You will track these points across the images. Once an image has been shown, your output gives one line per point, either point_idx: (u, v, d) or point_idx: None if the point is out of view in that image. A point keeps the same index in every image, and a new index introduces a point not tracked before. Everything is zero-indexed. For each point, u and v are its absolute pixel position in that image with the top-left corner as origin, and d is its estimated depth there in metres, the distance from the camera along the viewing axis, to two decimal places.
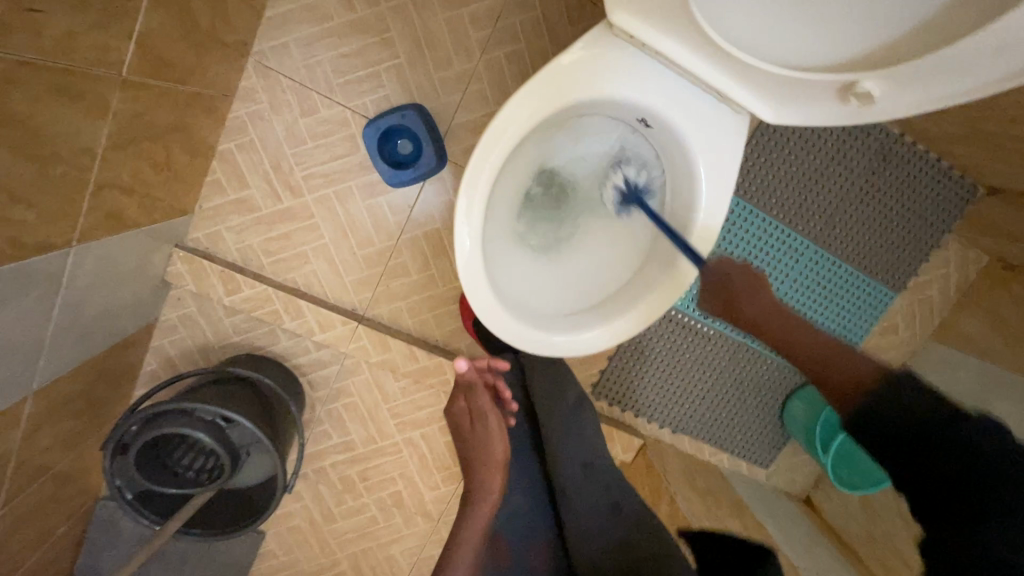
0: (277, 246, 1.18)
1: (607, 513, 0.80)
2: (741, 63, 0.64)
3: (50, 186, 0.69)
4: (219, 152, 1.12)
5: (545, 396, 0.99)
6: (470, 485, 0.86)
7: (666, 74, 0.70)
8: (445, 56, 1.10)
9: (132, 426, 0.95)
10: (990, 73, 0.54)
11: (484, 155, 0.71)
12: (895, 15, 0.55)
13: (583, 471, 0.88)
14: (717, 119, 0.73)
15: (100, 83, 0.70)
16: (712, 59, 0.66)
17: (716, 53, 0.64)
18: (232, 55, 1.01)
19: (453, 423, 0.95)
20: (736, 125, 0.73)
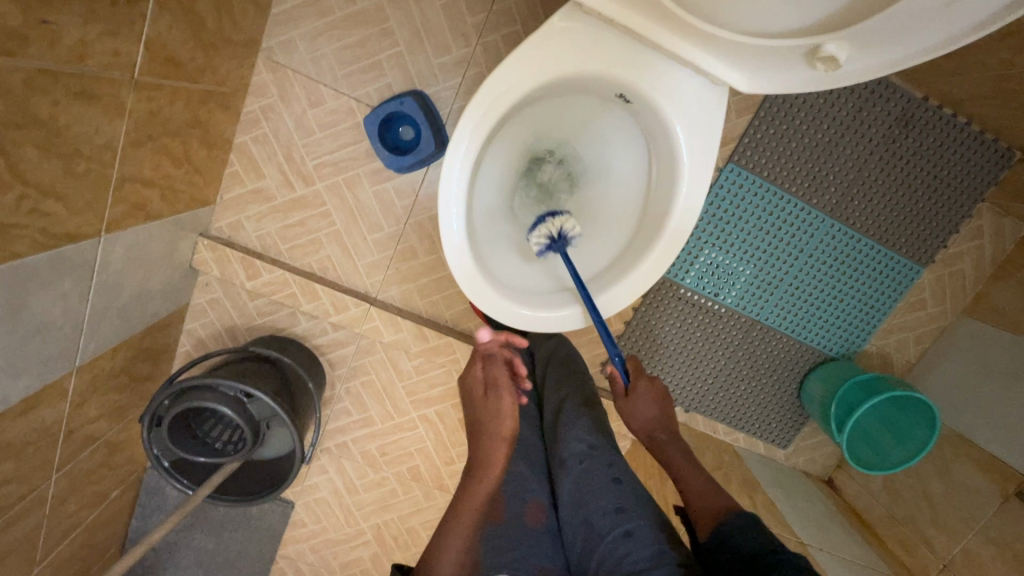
0: (293, 233, 1.25)
1: (608, 484, 0.84)
2: (703, 32, 0.64)
3: (76, 181, 0.76)
4: (236, 145, 1.18)
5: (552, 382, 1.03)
6: (474, 453, 0.84)
7: (637, 46, 0.70)
8: (443, 42, 1.12)
9: (163, 402, 1.05)
10: (947, 19, 0.54)
11: (468, 136, 0.74)
12: None
13: (588, 448, 0.90)
14: (693, 91, 0.72)
15: (116, 85, 0.77)
16: (680, 31, 0.66)
17: (683, 25, 0.64)
18: (242, 53, 1.07)
19: (465, 392, 0.91)
20: (710, 96, 0.73)
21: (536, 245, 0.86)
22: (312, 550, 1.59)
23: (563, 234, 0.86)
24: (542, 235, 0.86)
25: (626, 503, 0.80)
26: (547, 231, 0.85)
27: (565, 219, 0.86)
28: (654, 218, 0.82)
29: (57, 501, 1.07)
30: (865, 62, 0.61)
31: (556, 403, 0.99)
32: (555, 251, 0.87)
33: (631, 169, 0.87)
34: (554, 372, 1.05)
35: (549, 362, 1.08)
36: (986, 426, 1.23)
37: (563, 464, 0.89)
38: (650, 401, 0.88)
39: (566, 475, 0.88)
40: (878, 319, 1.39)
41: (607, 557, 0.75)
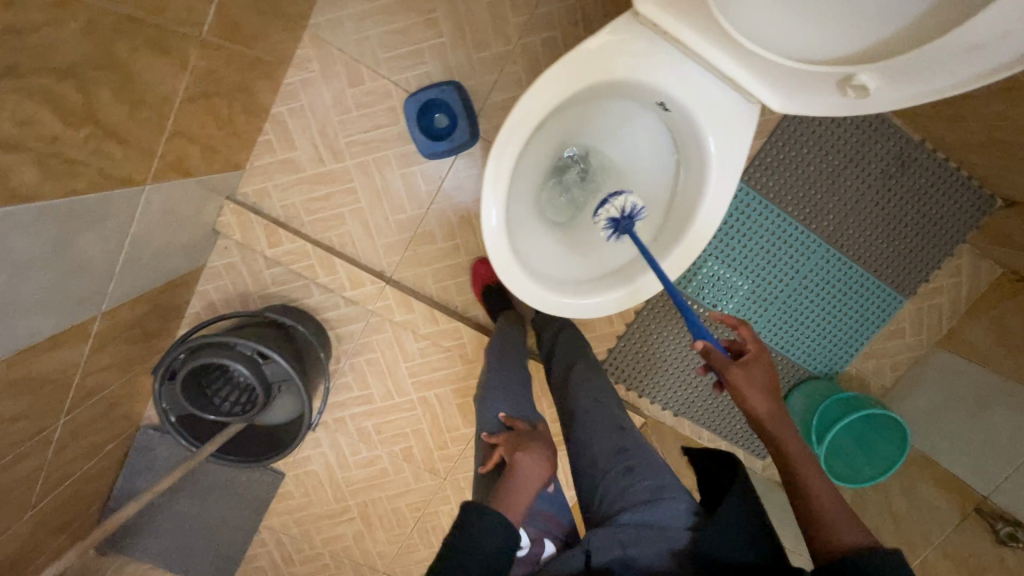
0: (318, 206, 1.27)
1: (612, 427, 0.95)
2: (746, 50, 0.70)
3: (136, 128, 0.79)
4: (272, 114, 1.20)
5: (560, 362, 1.09)
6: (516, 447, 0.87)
7: (684, 59, 0.76)
8: (485, 39, 1.17)
9: (179, 355, 1.07)
10: (965, 68, 0.63)
11: (517, 124, 0.79)
12: (890, 18, 0.63)
13: (594, 406, 0.98)
14: (728, 106, 0.79)
15: (185, 41, 0.80)
16: (727, 50, 0.72)
17: (731, 46, 0.71)
18: (291, 26, 1.10)
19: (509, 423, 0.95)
20: (741, 110, 0.79)
21: (604, 225, 0.92)
22: (296, 522, 1.61)
23: (622, 214, 0.91)
24: (604, 218, 0.92)
25: (629, 446, 0.91)
26: (608, 214, 0.92)
27: (626, 198, 0.92)
28: (678, 220, 0.88)
29: (59, 447, 1.07)
30: (888, 96, 0.69)
31: (566, 367, 1.08)
32: (622, 231, 0.92)
33: (659, 173, 0.93)
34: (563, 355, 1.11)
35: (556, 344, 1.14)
36: (952, 450, 1.32)
37: (572, 417, 0.98)
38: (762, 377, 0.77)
39: (572, 430, 0.97)
40: (860, 342, 1.48)
41: (613, 487, 0.86)
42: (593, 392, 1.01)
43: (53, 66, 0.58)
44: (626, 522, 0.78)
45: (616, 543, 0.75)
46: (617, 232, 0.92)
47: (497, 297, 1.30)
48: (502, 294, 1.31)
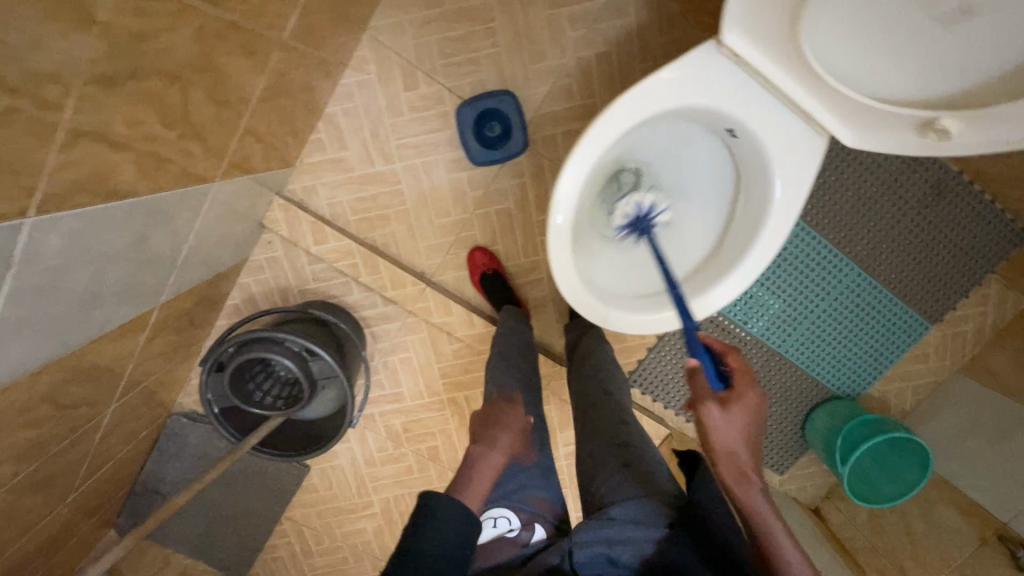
0: (364, 206, 1.29)
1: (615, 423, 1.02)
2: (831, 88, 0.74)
3: (218, 128, 0.80)
4: (326, 114, 1.22)
5: (582, 363, 1.17)
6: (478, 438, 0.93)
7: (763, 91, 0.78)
8: (541, 50, 1.19)
9: (228, 348, 1.09)
10: None
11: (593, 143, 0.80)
12: (974, 71, 0.70)
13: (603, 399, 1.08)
14: (801, 138, 0.81)
15: (269, 45, 0.82)
16: (810, 86, 0.75)
17: (815, 82, 0.75)
18: (353, 28, 1.11)
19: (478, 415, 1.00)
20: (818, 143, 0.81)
21: (622, 217, 0.95)
22: (318, 514, 1.63)
23: (640, 211, 0.95)
24: (623, 211, 0.95)
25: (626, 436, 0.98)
26: (626, 207, 0.94)
27: (645, 195, 0.95)
28: (736, 243, 0.91)
29: (106, 431, 1.09)
30: (969, 140, 0.72)
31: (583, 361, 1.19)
32: (636, 225, 0.96)
33: (715, 194, 0.95)
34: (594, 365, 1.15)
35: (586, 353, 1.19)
36: (971, 475, 1.35)
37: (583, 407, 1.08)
38: (744, 421, 0.75)
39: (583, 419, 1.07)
40: (884, 363, 1.50)
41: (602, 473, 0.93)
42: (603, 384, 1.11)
43: (166, 70, 0.60)
44: (615, 517, 0.79)
45: (600, 542, 0.77)
46: (631, 226, 0.96)
47: (494, 286, 1.30)
48: (499, 283, 1.31)
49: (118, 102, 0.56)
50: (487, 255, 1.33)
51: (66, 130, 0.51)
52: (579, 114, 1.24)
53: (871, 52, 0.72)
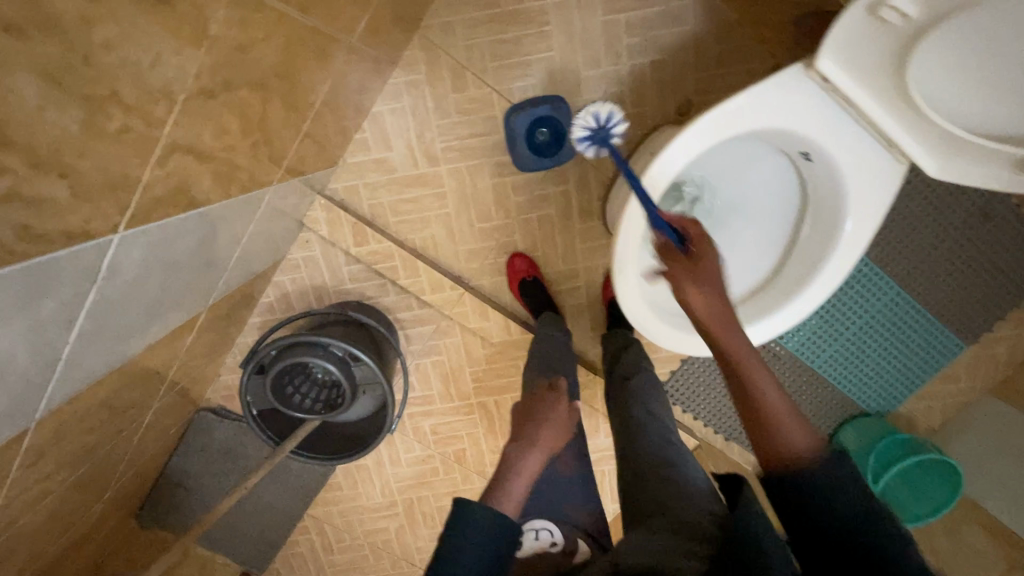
0: (405, 208, 1.27)
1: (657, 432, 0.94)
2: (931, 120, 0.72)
3: (283, 132, 0.78)
4: (372, 113, 1.19)
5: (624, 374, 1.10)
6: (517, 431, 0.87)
7: (847, 120, 0.77)
8: (596, 56, 1.16)
9: (271, 351, 1.07)
10: None
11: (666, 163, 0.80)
12: None
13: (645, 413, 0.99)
14: (881, 169, 0.79)
15: (339, 49, 0.79)
16: (902, 115, 0.74)
17: (908, 112, 0.73)
18: (407, 27, 1.08)
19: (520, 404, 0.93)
20: (898, 176, 0.80)
21: (579, 131, 1.00)
22: (341, 512, 1.63)
23: (597, 123, 1.00)
24: (579, 127, 1.00)
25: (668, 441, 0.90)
26: (582, 123, 1.00)
27: (602, 107, 1.00)
28: (798, 270, 0.90)
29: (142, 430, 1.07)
30: None
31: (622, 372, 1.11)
32: (595, 138, 1.01)
33: (778, 215, 0.94)
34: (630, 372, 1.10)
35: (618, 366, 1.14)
36: (1001, 498, 1.35)
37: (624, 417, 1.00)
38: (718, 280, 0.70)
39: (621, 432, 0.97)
40: (915, 383, 1.50)
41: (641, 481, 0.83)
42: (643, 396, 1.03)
43: (252, 79, 0.58)
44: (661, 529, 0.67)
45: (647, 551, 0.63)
46: (592, 141, 1.00)
47: (534, 292, 1.29)
48: (538, 290, 1.30)
49: (209, 114, 0.54)
50: (527, 261, 1.31)
51: (163, 145, 0.49)
52: (629, 122, 1.22)
53: (970, 85, 0.70)
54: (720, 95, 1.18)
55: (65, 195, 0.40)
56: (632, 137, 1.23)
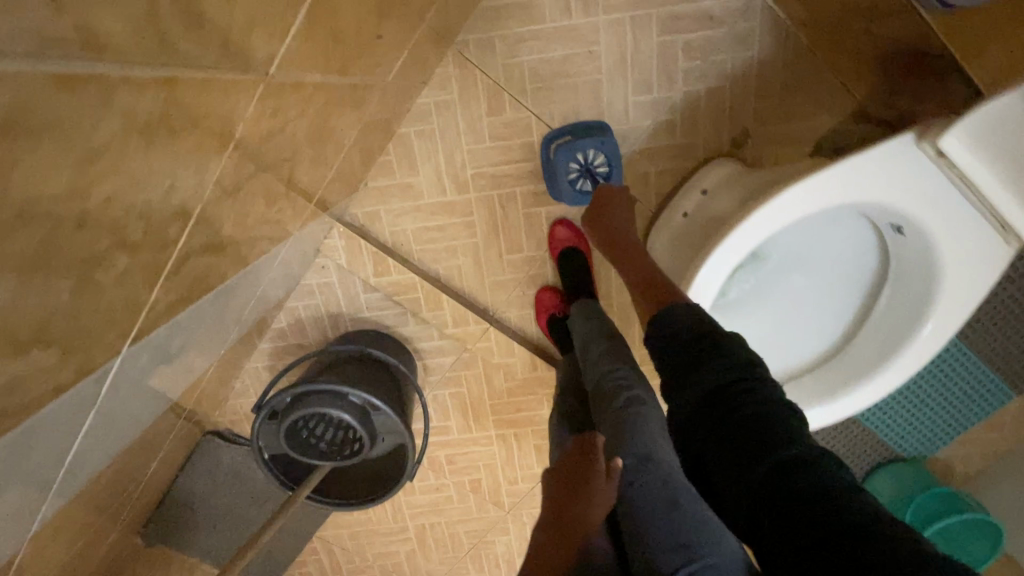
0: (430, 236, 1.18)
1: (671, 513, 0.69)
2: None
3: (307, 186, 0.68)
4: (398, 134, 1.09)
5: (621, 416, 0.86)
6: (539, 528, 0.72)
7: (956, 199, 0.68)
8: (646, 81, 1.05)
9: (285, 398, 0.99)
10: None
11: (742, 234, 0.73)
12: None
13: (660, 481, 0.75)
14: (986, 255, 0.70)
15: (373, 89, 0.69)
16: None
17: None
18: (441, 43, 0.97)
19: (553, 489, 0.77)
20: (1006, 262, 0.70)
21: (573, 173, 1.07)
22: (350, 536, 1.58)
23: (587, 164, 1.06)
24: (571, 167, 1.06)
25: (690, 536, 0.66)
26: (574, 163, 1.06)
27: (593, 150, 1.05)
28: (871, 347, 0.82)
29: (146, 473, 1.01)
30: None
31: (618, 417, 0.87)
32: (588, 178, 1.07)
33: (852, 283, 0.86)
34: (619, 390, 0.90)
35: (601, 383, 0.94)
36: None
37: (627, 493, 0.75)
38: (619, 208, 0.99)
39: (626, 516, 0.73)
40: (957, 431, 1.42)
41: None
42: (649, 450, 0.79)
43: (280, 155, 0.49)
44: None
45: None
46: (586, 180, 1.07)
47: (573, 266, 1.15)
48: (579, 263, 1.15)
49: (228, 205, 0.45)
50: (573, 231, 1.17)
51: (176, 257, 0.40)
52: (678, 154, 1.11)
53: None
54: (780, 127, 1.07)
55: (55, 356, 0.32)
56: (680, 169, 1.12)
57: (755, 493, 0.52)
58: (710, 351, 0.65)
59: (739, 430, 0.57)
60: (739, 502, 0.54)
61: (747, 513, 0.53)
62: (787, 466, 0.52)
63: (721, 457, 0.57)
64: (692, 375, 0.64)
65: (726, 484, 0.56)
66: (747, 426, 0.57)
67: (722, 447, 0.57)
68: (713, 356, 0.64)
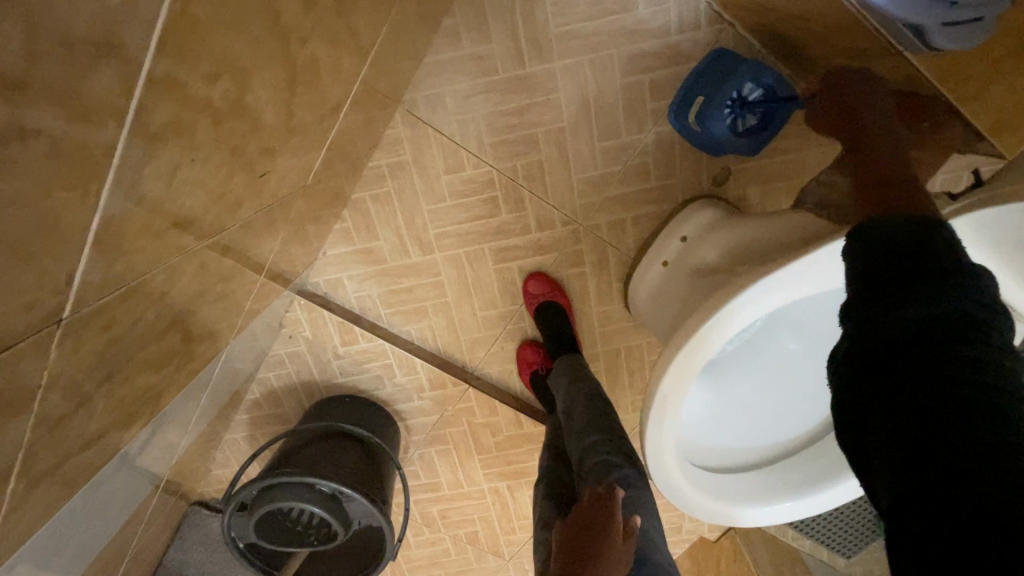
0: (398, 299, 1.12)
1: None
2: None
3: (227, 310, 0.62)
4: (352, 201, 1.03)
5: None
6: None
7: None
8: (613, 125, 0.97)
9: (252, 492, 0.94)
10: None
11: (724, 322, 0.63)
12: None
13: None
14: None
15: (292, 198, 0.61)
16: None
17: None
18: (386, 109, 0.90)
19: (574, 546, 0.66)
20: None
21: (747, 121, 0.90)
22: None
23: (747, 103, 0.89)
24: (740, 122, 0.90)
25: None
26: (737, 118, 0.90)
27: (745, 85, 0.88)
28: None
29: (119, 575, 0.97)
30: None
31: None
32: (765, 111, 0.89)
33: None
34: (610, 469, 0.81)
35: (587, 461, 0.85)
36: None
37: None
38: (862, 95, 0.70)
39: None
40: None
41: None
42: (636, 546, 0.74)
43: (157, 331, 0.43)
44: None
45: None
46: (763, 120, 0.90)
47: (550, 322, 1.08)
48: (558, 318, 1.08)
49: (95, 406, 0.39)
50: (548, 285, 1.10)
51: (18, 491, 0.35)
52: (652, 197, 1.03)
53: None
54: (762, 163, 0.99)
55: None
56: (656, 214, 1.05)
57: (924, 471, 0.38)
58: (932, 265, 0.44)
59: (950, 398, 0.39)
60: (885, 464, 0.41)
61: (895, 480, 0.39)
62: (999, 457, 0.36)
63: (890, 407, 0.42)
64: (889, 301, 0.44)
65: (881, 436, 0.42)
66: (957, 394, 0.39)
67: (908, 400, 0.41)
68: (943, 277, 0.43)
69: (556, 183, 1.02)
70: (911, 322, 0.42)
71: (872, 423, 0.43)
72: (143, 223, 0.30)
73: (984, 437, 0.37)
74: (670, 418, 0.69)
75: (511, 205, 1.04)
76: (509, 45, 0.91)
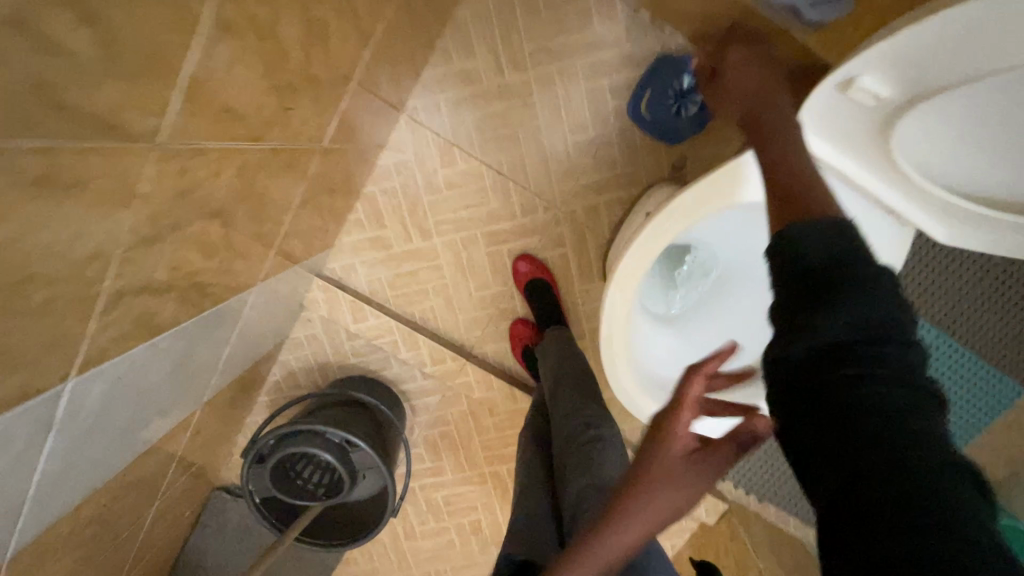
0: (403, 282, 1.27)
1: None
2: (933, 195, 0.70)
3: (258, 241, 0.79)
4: (364, 194, 1.21)
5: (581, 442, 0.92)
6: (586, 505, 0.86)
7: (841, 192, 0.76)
8: (581, 121, 1.15)
9: (268, 442, 1.06)
10: None
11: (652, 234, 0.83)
12: None
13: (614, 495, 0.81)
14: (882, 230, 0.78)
15: (312, 153, 0.79)
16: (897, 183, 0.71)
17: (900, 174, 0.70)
18: (391, 113, 1.10)
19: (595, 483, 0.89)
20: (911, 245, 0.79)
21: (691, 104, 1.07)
22: None
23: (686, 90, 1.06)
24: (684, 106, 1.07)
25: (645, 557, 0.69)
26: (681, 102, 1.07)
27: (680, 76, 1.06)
28: None
29: (148, 525, 1.07)
30: None
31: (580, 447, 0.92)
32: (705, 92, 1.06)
33: None
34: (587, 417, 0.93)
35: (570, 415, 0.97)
36: None
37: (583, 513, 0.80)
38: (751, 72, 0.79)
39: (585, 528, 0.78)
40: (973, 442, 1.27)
41: None
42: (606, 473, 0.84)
43: (207, 213, 0.59)
44: None
45: None
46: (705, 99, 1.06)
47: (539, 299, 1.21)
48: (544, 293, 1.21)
49: (161, 255, 0.55)
50: (534, 264, 1.24)
51: (108, 295, 0.50)
52: (621, 183, 1.19)
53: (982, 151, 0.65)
54: (713, 147, 1.15)
55: None
56: (625, 198, 1.20)
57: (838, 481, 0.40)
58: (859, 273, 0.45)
59: (864, 407, 0.41)
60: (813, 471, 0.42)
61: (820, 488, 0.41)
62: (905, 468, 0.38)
63: (822, 416, 0.42)
64: (821, 308, 0.44)
65: (807, 442, 0.43)
66: (884, 396, 0.41)
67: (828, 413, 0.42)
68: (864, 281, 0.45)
69: (536, 173, 1.20)
70: (850, 327, 0.43)
71: (800, 428, 0.44)
72: (206, 97, 0.47)
73: (907, 451, 0.38)
74: (619, 319, 0.87)
75: (499, 193, 1.21)
76: (490, 60, 1.12)
